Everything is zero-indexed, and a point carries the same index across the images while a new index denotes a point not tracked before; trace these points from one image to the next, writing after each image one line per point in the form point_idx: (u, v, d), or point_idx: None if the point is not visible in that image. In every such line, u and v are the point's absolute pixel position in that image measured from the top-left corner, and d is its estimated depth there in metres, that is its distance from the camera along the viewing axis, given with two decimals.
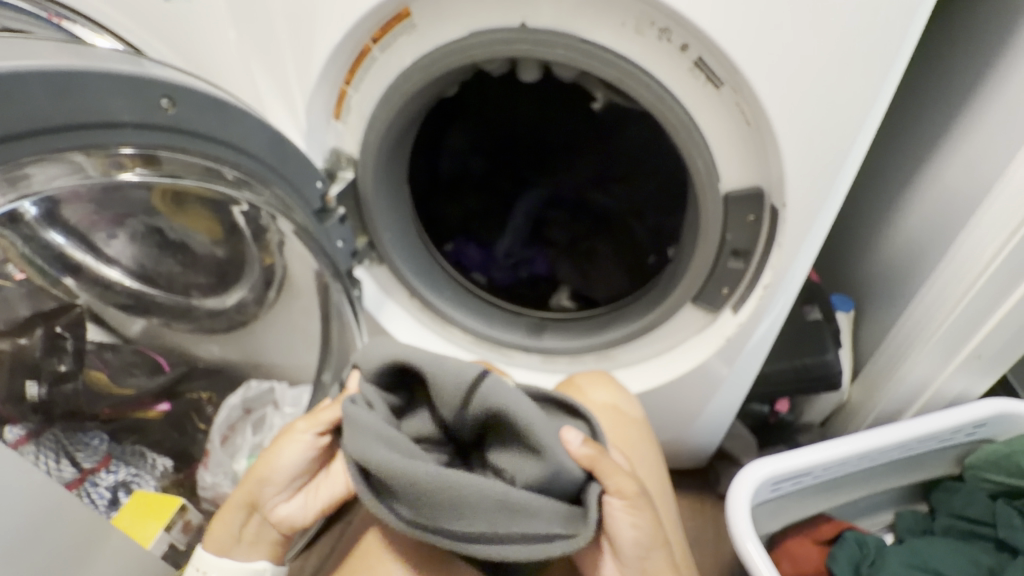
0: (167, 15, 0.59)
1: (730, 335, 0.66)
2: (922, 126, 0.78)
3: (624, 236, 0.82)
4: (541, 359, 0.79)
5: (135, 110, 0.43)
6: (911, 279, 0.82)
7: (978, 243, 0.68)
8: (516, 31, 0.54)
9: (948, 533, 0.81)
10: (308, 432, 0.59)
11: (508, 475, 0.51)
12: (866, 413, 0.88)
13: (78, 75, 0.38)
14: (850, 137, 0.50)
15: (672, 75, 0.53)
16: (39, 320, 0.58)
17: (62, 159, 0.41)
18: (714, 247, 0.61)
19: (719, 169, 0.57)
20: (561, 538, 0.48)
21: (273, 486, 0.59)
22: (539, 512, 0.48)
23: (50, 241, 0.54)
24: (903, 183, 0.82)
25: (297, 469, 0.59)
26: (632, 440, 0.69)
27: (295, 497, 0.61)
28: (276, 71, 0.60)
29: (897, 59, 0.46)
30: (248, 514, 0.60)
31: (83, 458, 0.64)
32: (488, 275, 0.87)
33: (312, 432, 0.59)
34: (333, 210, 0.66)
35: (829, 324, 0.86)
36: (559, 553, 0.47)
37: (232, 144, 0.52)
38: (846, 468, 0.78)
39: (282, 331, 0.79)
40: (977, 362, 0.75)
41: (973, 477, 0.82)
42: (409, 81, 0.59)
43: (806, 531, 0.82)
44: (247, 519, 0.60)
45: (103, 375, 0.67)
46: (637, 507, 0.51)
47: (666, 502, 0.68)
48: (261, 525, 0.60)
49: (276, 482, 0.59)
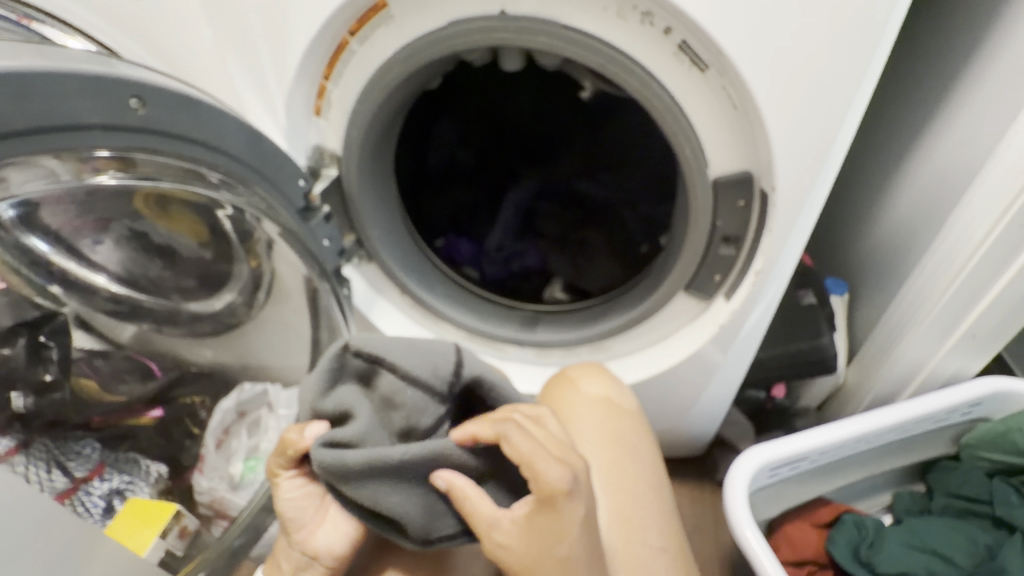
0: (142, 16, 0.58)
1: (723, 322, 0.66)
2: (911, 105, 0.78)
3: (616, 225, 0.81)
4: (534, 353, 0.79)
5: (103, 111, 0.42)
6: (903, 259, 0.81)
7: (971, 221, 0.67)
8: (496, 19, 0.53)
9: (945, 512, 0.81)
10: (285, 469, 0.53)
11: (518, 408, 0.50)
12: (863, 396, 0.87)
13: (40, 75, 0.37)
14: (837, 119, 0.49)
15: (657, 60, 0.52)
16: (23, 329, 0.56)
17: (32, 164, 0.41)
18: (704, 233, 0.60)
19: (706, 155, 0.56)
20: None
21: (295, 527, 0.53)
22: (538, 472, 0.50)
23: (31, 248, 0.52)
24: (894, 163, 0.82)
25: (306, 502, 0.54)
26: (622, 433, 0.66)
27: (327, 523, 0.55)
28: (253, 67, 0.59)
29: (883, 39, 0.46)
30: (292, 554, 0.55)
31: (75, 467, 0.63)
32: (480, 269, 0.85)
33: (289, 468, 0.53)
34: (317, 208, 0.66)
35: (823, 308, 0.85)
36: None
37: (208, 144, 0.51)
38: (843, 451, 0.77)
39: (274, 332, 0.78)
40: (970, 341, 0.75)
41: (969, 456, 0.82)
42: (389, 74, 0.58)
43: (805, 515, 0.82)
44: (292, 559, 0.55)
45: (94, 384, 0.65)
46: (517, 557, 0.43)
47: (663, 499, 0.63)
48: (306, 562, 0.55)
49: (294, 521, 0.53)
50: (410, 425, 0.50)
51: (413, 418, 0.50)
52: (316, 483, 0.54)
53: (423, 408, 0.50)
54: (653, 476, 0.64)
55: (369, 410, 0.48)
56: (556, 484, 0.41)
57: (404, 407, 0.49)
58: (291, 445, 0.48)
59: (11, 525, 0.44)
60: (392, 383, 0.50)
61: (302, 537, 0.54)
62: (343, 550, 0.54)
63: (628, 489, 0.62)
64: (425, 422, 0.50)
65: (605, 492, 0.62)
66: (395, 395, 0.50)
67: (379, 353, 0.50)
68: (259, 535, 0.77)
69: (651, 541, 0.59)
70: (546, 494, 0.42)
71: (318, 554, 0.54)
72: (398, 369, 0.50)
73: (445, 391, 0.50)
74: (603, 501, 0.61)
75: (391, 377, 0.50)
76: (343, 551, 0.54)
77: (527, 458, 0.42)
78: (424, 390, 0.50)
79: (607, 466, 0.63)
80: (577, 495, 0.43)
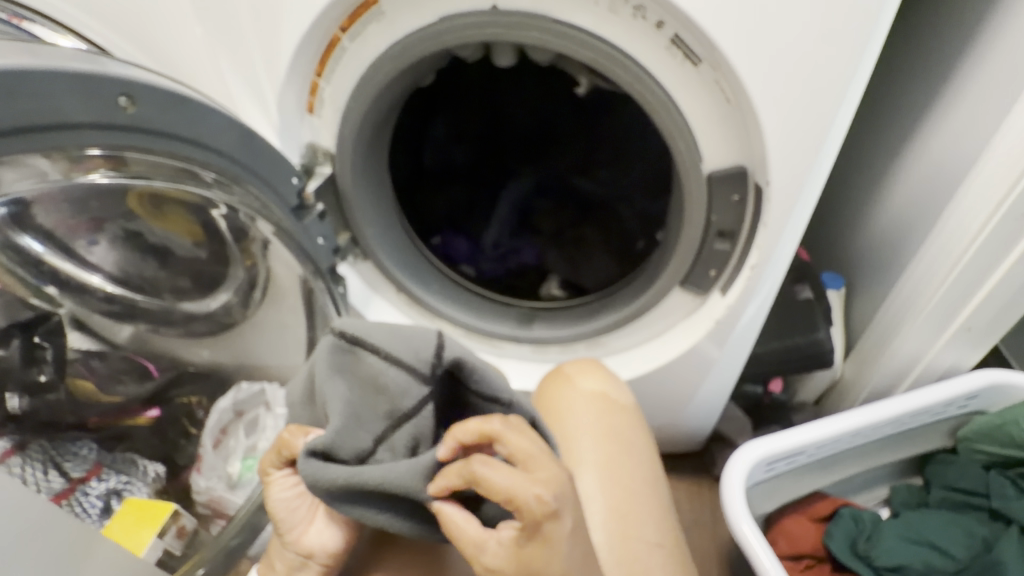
0: (134, 16, 0.58)
1: (719, 317, 0.66)
2: (906, 98, 0.77)
3: (611, 221, 0.82)
4: (531, 349, 0.79)
5: (93, 110, 0.42)
6: (900, 253, 0.81)
7: (967, 213, 0.67)
8: (488, 14, 0.53)
9: (942, 505, 0.81)
10: (277, 468, 0.53)
11: (504, 399, 0.48)
12: (860, 389, 0.87)
13: (28, 74, 0.37)
14: (831, 112, 0.49)
15: (650, 54, 0.52)
16: (17, 330, 0.56)
17: (21, 163, 0.40)
18: (700, 228, 0.60)
19: (700, 150, 0.56)
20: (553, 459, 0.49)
21: (286, 527, 0.53)
22: None
23: (25, 249, 0.52)
24: (890, 157, 0.82)
25: (297, 501, 0.54)
26: (617, 429, 0.65)
27: (319, 522, 0.55)
28: (246, 66, 0.59)
29: (875, 31, 0.45)
30: (285, 554, 0.55)
31: (72, 468, 0.63)
32: (477, 267, 0.85)
33: (282, 467, 0.53)
34: (311, 206, 0.65)
35: (820, 303, 0.86)
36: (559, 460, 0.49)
37: (200, 142, 0.51)
38: (840, 445, 0.77)
39: (270, 332, 0.78)
40: (967, 334, 0.75)
41: (966, 449, 0.82)
42: (381, 71, 0.58)
43: (803, 509, 0.82)
44: (284, 559, 0.55)
45: (89, 384, 0.66)
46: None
47: (659, 495, 0.63)
48: (300, 562, 0.55)
49: (286, 522, 0.53)
50: (393, 407, 0.48)
51: (395, 399, 0.48)
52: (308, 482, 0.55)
53: (405, 389, 0.48)
54: (649, 472, 0.64)
55: (341, 405, 0.47)
56: (541, 513, 0.39)
57: (386, 389, 0.48)
58: (288, 443, 0.50)
59: (8, 526, 0.44)
60: (373, 365, 0.49)
61: (294, 537, 0.54)
62: (338, 547, 0.55)
63: (625, 483, 0.62)
64: (407, 404, 0.48)
65: (603, 489, 0.61)
66: (377, 378, 0.49)
67: (361, 337, 0.51)
68: (256, 535, 0.75)
69: (646, 536, 0.59)
70: (532, 522, 0.40)
71: (312, 553, 0.54)
72: (380, 351, 0.50)
73: (427, 371, 0.49)
74: (600, 498, 0.61)
75: (372, 360, 0.50)
76: (337, 550, 0.54)
77: (507, 493, 0.39)
78: (405, 370, 0.49)
79: (603, 462, 0.63)
80: (563, 513, 0.40)
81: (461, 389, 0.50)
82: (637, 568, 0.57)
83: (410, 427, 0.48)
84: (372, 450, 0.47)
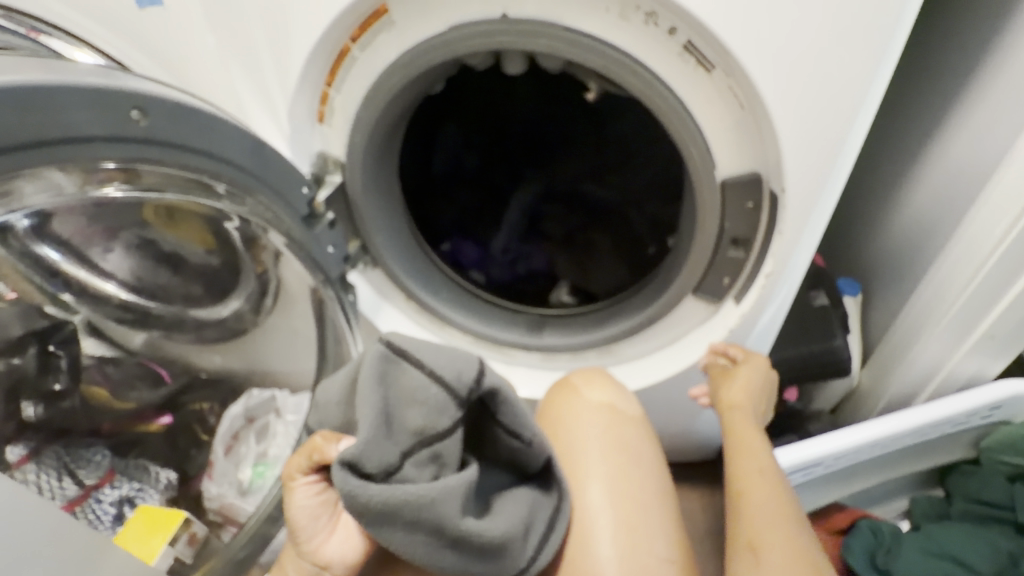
0: (151, 28, 0.59)
1: (733, 327, 0.65)
2: (924, 101, 0.76)
3: (624, 229, 0.81)
4: (541, 358, 0.78)
5: (107, 123, 0.42)
6: (920, 258, 0.80)
7: (991, 218, 0.66)
8: (497, 22, 0.53)
9: (965, 518, 0.80)
10: (302, 474, 0.52)
11: (526, 436, 0.50)
12: (877, 399, 0.86)
13: (42, 89, 0.37)
14: (849, 117, 0.48)
15: (661, 60, 0.52)
16: (32, 339, 0.57)
17: (40, 176, 0.41)
18: (713, 235, 0.59)
19: (713, 157, 0.55)
20: (547, 503, 0.54)
21: (303, 536, 0.53)
22: (539, 507, 0.53)
23: (42, 257, 0.52)
24: (908, 161, 0.80)
25: (318, 509, 0.53)
26: (628, 440, 0.64)
27: (338, 533, 0.54)
28: (257, 78, 0.59)
29: (895, 34, 0.45)
30: (301, 562, 0.54)
31: (85, 474, 0.64)
32: (485, 273, 0.86)
33: (307, 473, 0.52)
34: (321, 215, 0.65)
35: (836, 310, 0.85)
36: (552, 502, 0.54)
37: (211, 153, 0.51)
38: (859, 457, 0.75)
39: (284, 341, 0.78)
40: (989, 342, 0.73)
41: (989, 460, 0.79)
42: (392, 80, 0.58)
43: (819, 521, 0.83)
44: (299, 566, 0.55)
45: (104, 391, 0.66)
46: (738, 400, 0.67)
47: (667, 504, 0.61)
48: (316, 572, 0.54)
49: (304, 530, 0.53)
50: (425, 424, 0.48)
51: (432, 417, 0.48)
52: (330, 490, 0.54)
53: (443, 408, 0.48)
54: (658, 484, 0.62)
55: (371, 415, 0.46)
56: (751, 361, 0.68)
57: (425, 405, 0.48)
58: (320, 448, 0.50)
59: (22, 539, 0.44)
60: (413, 380, 0.49)
61: (312, 547, 0.53)
62: (354, 558, 0.55)
63: (632, 495, 0.60)
64: (443, 423, 0.48)
65: (613, 503, 0.59)
66: (416, 392, 0.48)
67: (408, 349, 0.50)
68: (266, 543, 0.76)
69: (658, 550, 0.57)
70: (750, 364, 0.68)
71: (329, 563, 0.54)
72: (423, 365, 0.49)
73: (464, 396, 0.48)
74: (607, 512, 0.58)
75: (415, 373, 0.49)
76: (354, 561, 0.55)
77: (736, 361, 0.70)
78: (446, 391, 0.48)
79: (613, 474, 0.61)
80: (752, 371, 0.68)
81: (483, 420, 0.53)
82: (760, 548, 0.54)
83: (436, 447, 0.48)
84: (399, 465, 0.46)
